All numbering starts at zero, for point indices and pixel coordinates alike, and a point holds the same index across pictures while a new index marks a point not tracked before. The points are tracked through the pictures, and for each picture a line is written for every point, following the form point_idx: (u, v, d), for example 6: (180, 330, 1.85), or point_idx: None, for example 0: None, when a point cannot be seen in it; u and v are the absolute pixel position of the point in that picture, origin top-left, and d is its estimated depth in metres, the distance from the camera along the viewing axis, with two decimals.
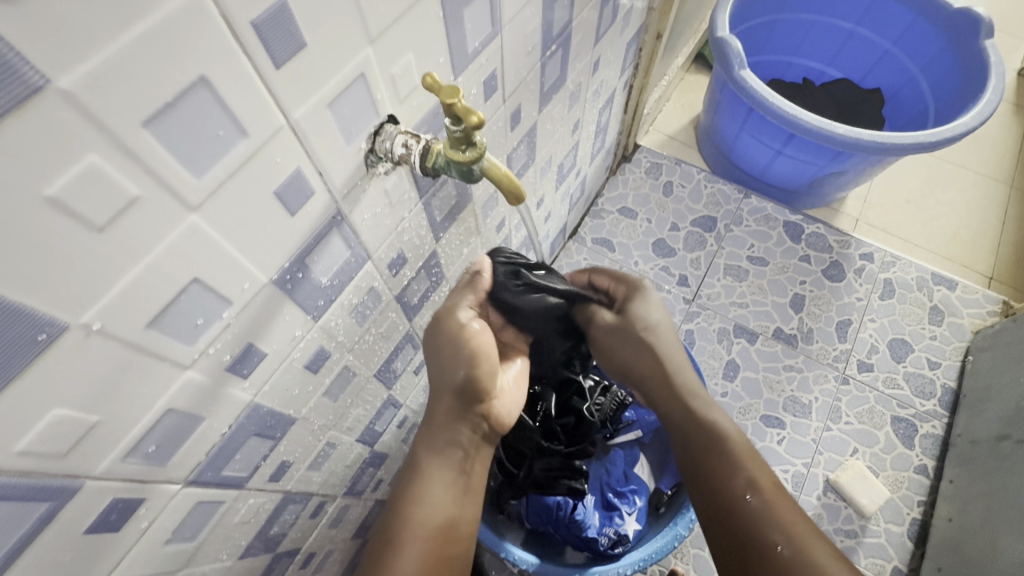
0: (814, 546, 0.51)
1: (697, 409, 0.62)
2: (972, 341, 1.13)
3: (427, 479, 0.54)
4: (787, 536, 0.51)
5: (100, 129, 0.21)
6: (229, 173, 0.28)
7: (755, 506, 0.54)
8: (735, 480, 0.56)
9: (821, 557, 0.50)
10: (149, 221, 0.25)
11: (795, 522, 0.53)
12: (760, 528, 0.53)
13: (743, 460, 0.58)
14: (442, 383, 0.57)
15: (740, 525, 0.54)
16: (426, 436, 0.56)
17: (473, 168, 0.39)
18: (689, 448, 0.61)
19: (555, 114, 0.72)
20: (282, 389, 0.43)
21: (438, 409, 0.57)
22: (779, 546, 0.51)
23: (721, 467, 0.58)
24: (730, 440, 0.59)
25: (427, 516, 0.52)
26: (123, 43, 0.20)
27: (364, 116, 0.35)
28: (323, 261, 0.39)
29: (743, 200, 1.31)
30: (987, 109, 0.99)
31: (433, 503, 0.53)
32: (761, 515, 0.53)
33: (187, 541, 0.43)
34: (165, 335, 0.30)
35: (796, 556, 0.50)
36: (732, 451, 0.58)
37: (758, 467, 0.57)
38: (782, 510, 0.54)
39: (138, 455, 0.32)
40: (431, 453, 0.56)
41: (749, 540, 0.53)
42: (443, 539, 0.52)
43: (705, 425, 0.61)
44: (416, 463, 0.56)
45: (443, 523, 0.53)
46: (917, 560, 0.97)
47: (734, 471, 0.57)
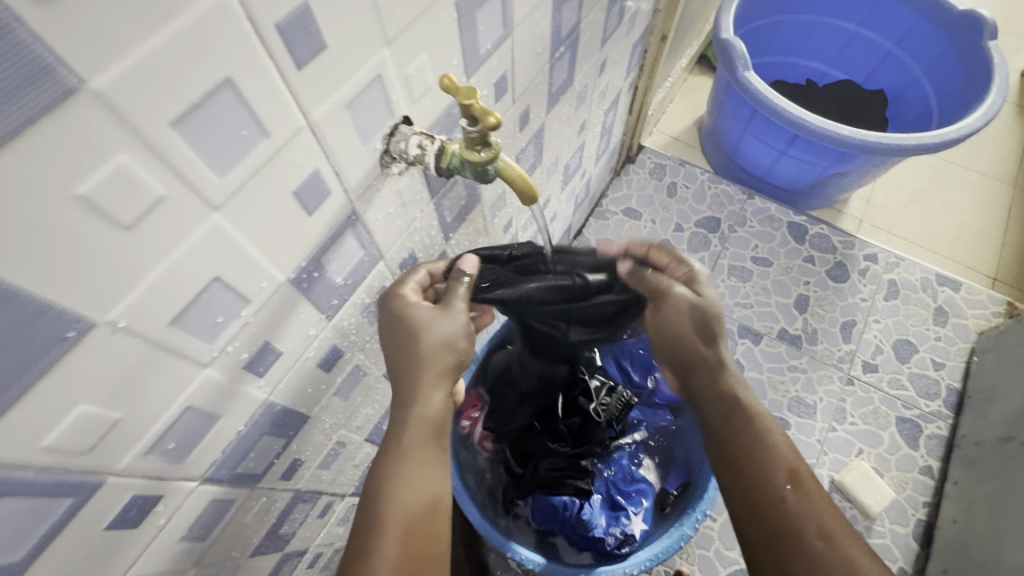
0: (851, 544, 0.49)
1: (736, 396, 0.58)
2: (976, 342, 1.14)
3: (406, 464, 0.45)
4: (824, 532, 0.49)
5: (129, 129, 0.22)
6: (250, 173, 0.28)
7: (790, 503, 0.51)
8: (773, 476, 0.53)
9: (857, 554, 0.48)
10: (173, 220, 0.25)
11: (833, 519, 0.50)
12: (798, 525, 0.50)
13: (781, 453, 0.54)
14: (419, 359, 0.46)
15: (777, 522, 0.51)
16: (401, 416, 0.47)
17: (487, 169, 0.39)
18: (720, 440, 0.58)
19: (562, 115, 0.72)
20: (295, 388, 0.44)
21: (416, 388, 0.46)
22: (817, 544, 0.49)
23: (756, 460, 0.55)
24: (768, 433, 0.56)
25: (408, 504, 0.45)
26: (152, 45, 0.21)
27: (379, 117, 0.36)
28: (337, 260, 0.40)
29: (747, 201, 1.31)
30: (991, 110, 0.99)
31: (413, 489, 0.45)
32: (797, 511, 0.51)
33: (201, 538, 0.43)
34: (186, 333, 0.30)
35: (833, 555, 0.48)
36: (769, 445, 0.55)
37: (795, 460, 0.54)
38: (819, 507, 0.51)
39: (158, 452, 0.33)
40: (411, 434, 0.46)
41: (785, 537, 0.50)
42: (426, 532, 0.44)
43: (743, 415, 0.57)
44: (393, 445, 0.46)
45: (427, 510, 0.45)
46: (922, 561, 0.97)
47: (773, 467, 0.54)
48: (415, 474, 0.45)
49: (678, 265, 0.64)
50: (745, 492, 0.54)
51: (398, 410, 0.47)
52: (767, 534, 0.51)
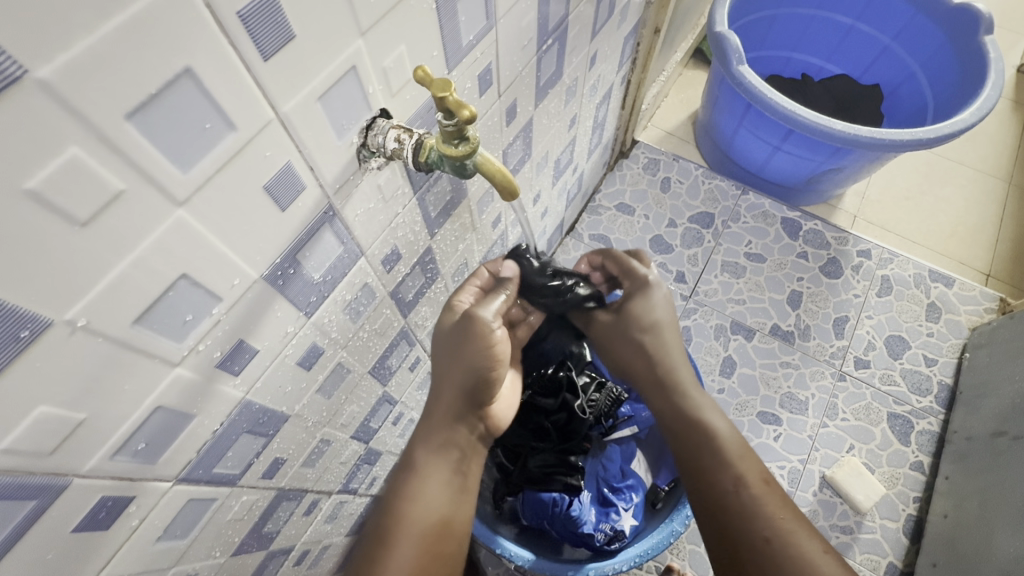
0: (806, 542, 0.50)
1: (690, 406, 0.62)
2: (969, 338, 1.13)
3: (421, 478, 0.51)
4: (777, 535, 0.51)
5: (81, 121, 0.21)
6: (216, 167, 0.27)
7: (742, 503, 0.54)
8: (722, 480, 0.56)
9: (810, 552, 0.49)
10: (134, 216, 0.25)
11: (786, 519, 0.52)
12: (748, 522, 0.53)
13: (732, 459, 0.57)
14: (443, 381, 0.53)
15: (729, 523, 0.54)
16: (425, 434, 0.53)
17: (466, 163, 0.38)
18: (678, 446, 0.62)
19: (552, 108, 0.71)
20: (274, 386, 0.43)
21: (438, 405, 0.53)
22: (772, 544, 0.50)
23: (710, 465, 0.58)
24: (720, 441, 0.59)
25: (421, 517, 0.49)
26: (102, 33, 0.20)
27: (355, 110, 0.35)
28: (315, 257, 0.39)
29: (741, 196, 1.30)
30: (986, 105, 0.99)
31: (426, 504, 0.50)
32: (753, 512, 0.53)
33: (179, 538, 0.42)
34: (153, 331, 0.29)
35: (783, 553, 0.50)
36: (724, 449, 0.58)
37: (749, 465, 0.57)
38: (772, 509, 0.53)
39: (127, 452, 0.32)
40: (428, 450, 0.52)
41: (737, 536, 0.53)
42: (437, 545, 0.48)
43: (696, 424, 0.60)
44: (414, 461, 0.52)
45: (439, 525, 0.49)
46: (911, 556, 0.97)
47: (726, 471, 0.56)
48: (430, 490, 0.50)
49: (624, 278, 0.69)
50: (701, 494, 0.57)
51: (420, 430, 0.54)
52: (723, 533, 0.54)
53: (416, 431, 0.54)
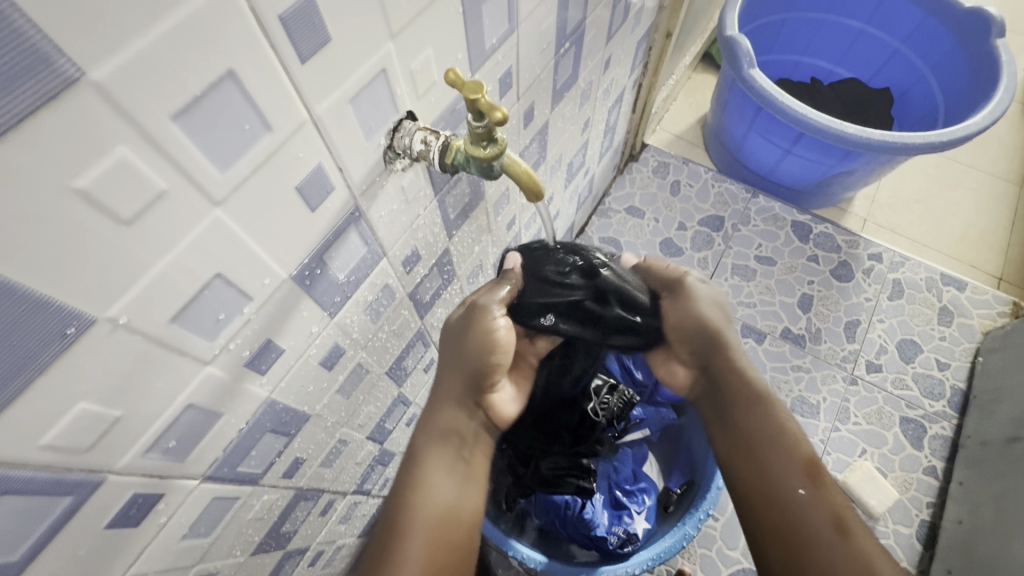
0: (867, 540, 0.49)
1: (757, 389, 0.59)
2: (982, 342, 1.13)
3: (430, 469, 0.51)
4: (840, 528, 0.49)
5: (130, 122, 0.21)
6: (252, 167, 0.28)
7: (807, 492, 0.51)
8: (791, 469, 0.53)
9: (874, 551, 0.48)
10: (174, 215, 0.25)
11: (846, 513, 0.50)
12: (812, 515, 0.50)
13: (800, 447, 0.54)
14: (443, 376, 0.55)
15: (791, 513, 0.51)
16: (427, 422, 0.54)
17: (493, 165, 0.38)
18: (739, 428, 0.58)
19: (567, 112, 0.72)
20: (298, 385, 0.43)
21: (438, 402, 0.55)
22: (833, 538, 0.49)
23: (777, 451, 0.54)
24: (788, 428, 0.56)
25: (428, 508, 0.48)
26: (153, 37, 0.20)
27: (384, 112, 0.35)
28: (340, 257, 0.39)
29: (751, 199, 1.30)
30: (999, 108, 0.98)
31: (432, 497, 0.49)
32: (814, 506, 0.51)
33: (202, 536, 0.43)
34: (187, 330, 0.29)
35: (850, 548, 0.48)
36: (786, 432, 0.56)
37: (813, 456, 0.54)
38: (835, 501, 0.51)
39: (158, 450, 0.32)
40: (432, 440, 0.53)
41: (798, 526, 0.50)
42: (446, 534, 0.48)
43: (760, 399, 0.58)
44: (418, 449, 0.52)
45: (446, 515, 0.49)
46: (926, 562, 0.96)
47: (791, 459, 0.54)
48: (436, 478, 0.51)
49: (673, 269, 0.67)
50: (759, 482, 0.54)
51: (421, 423, 0.54)
52: (782, 520, 0.51)
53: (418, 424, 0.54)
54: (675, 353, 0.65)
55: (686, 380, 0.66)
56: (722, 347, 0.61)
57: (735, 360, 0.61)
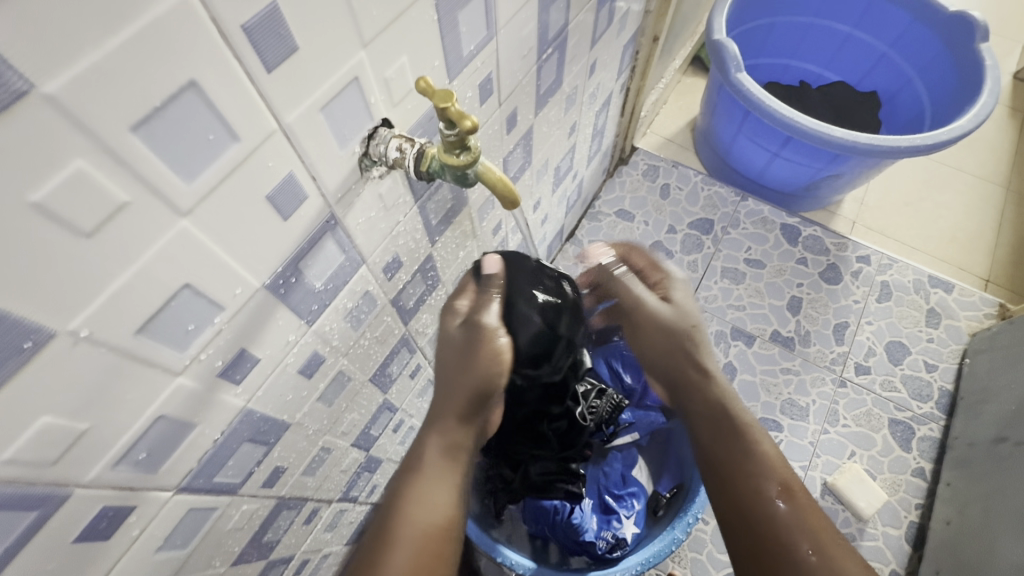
0: (845, 557, 0.50)
1: (729, 410, 0.60)
2: (969, 343, 1.14)
3: (429, 480, 0.51)
4: (817, 546, 0.50)
5: (87, 134, 0.21)
6: (220, 177, 0.27)
7: (784, 512, 0.52)
8: (766, 486, 0.54)
9: (851, 568, 0.49)
10: (137, 226, 0.25)
11: (824, 530, 0.51)
12: (790, 534, 0.51)
13: (773, 465, 0.56)
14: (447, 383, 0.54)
15: (766, 533, 0.52)
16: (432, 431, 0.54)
17: (467, 172, 0.38)
18: (713, 449, 0.59)
19: (552, 116, 0.72)
20: (276, 394, 0.43)
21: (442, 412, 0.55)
22: (810, 556, 0.50)
23: (751, 472, 0.56)
24: (763, 446, 0.57)
25: (426, 517, 0.49)
26: (109, 48, 0.20)
27: (358, 120, 0.35)
28: (316, 265, 0.39)
29: (740, 202, 1.31)
30: (984, 111, 0.99)
31: (430, 506, 0.49)
32: (791, 523, 0.52)
33: (179, 548, 0.42)
34: (155, 341, 0.29)
35: (827, 566, 0.48)
36: (760, 451, 0.57)
37: (789, 474, 0.55)
38: (814, 520, 0.52)
39: (129, 462, 0.32)
40: (435, 451, 0.53)
41: (775, 544, 0.51)
42: (438, 546, 0.48)
43: (733, 419, 0.59)
44: (419, 456, 0.53)
45: (439, 526, 0.49)
46: (914, 563, 0.97)
47: (766, 477, 0.55)
48: (433, 489, 0.51)
49: (654, 270, 0.68)
50: (737, 502, 0.55)
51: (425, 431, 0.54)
52: (757, 538, 0.53)
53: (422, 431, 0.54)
54: (652, 373, 0.67)
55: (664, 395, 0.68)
56: (692, 368, 0.62)
57: (707, 381, 0.62)
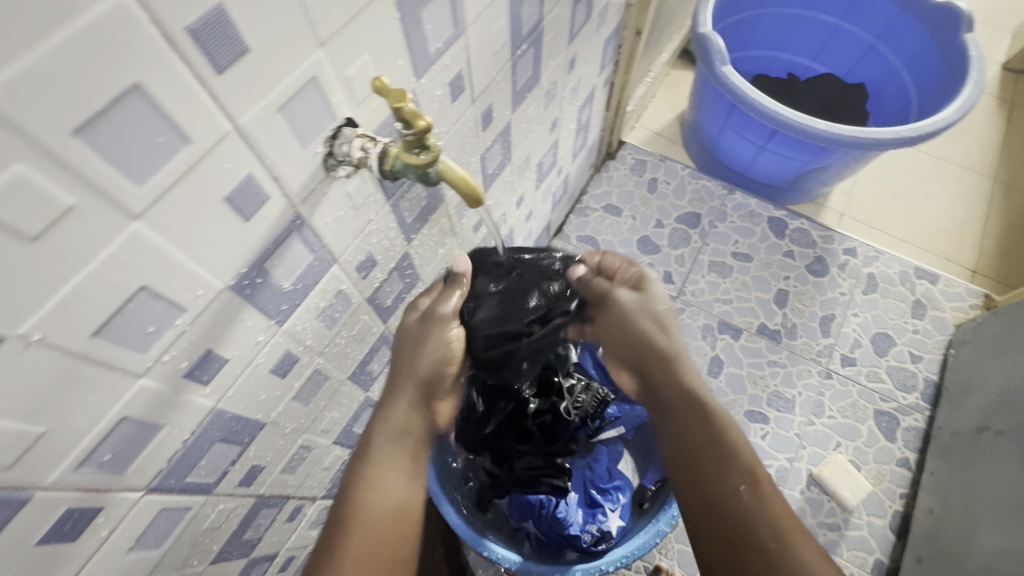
0: (805, 545, 0.49)
1: (696, 397, 0.59)
2: (954, 334, 1.14)
3: (383, 465, 0.51)
4: (778, 535, 0.50)
5: (26, 139, 0.21)
6: (172, 180, 0.27)
7: (747, 505, 0.52)
8: (729, 475, 0.54)
9: (811, 555, 0.48)
10: (85, 229, 0.25)
11: (787, 519, 0.51)
12: (747, 523, 0.51)
13: (740, 452, 0.55)
14: (399, 371, 0.55)
15: (724, 522, 0.52)
16: (382, 418, 0.53)
17: (429, 171, 0.38)
18: (676, 436, 0.59)
19: (531, 112, 0.72)
20: (247, 394, 0.43)
21: (394, 398, 0.54)
22: (769, 544, 0.49)
23: (710, 462, 0.55)
24: (729, 433, 0.57)
25: (379, 502, 0.49)
26: (43, 51, 0.20)
27: (319, 119, 0.35)
28: (283, 266, 0.39)
29: (727, 195, 1.31)
30: (967, 103, 0.99)
31: (383, 493, 0.50)
32: (754, 512, 0.51)
33: (152, 548, 0.42)
34: (114, 344, 0.29)
35: (786, 555, 0.48)
36: (728, 440, 0.56)
37: (752, 461, 0.55)
38: (774, 509, 0.51)
39: (92, 464, 0.32)
40: (386, 439, 0.53)
41: (734, 533, 0.51)
42: (394, 529, 0.49)
43: (700, 405, 0.59)
44: (368, 446, 0.52)
45: (390, 515, 0.49)
46: (898, 552, 0.98)
47: (731, 465, 0.54)
48: (384, 478, 0.51)
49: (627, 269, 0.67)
50: (703, 488, 0.55)
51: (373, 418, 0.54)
52: (719, 527, 0.52)
53: (371, 419, 0.54)
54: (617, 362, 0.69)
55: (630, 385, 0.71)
56: (654, 356, 0.63)
57: (674, 367, 0.61)
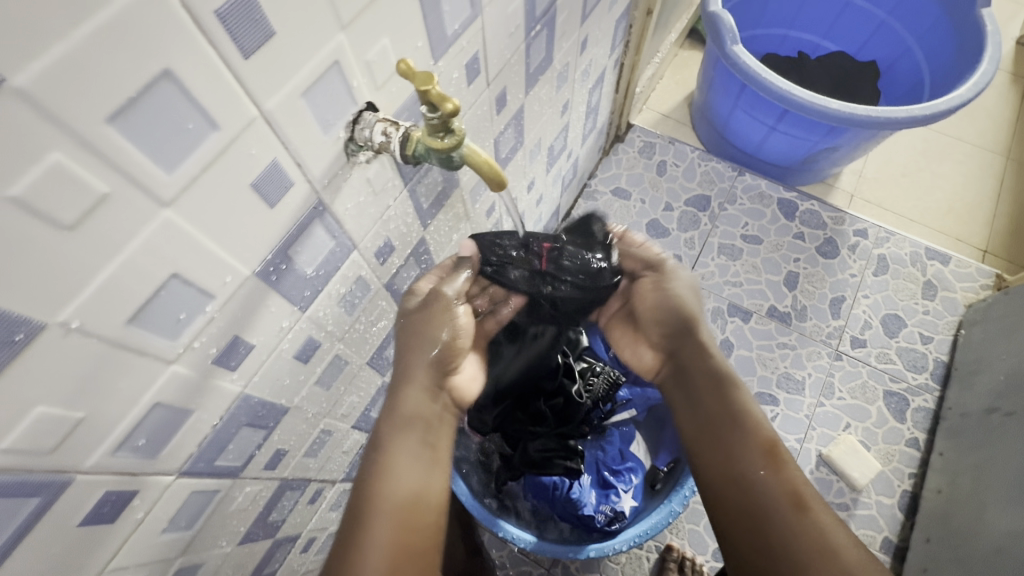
0: (823, 516, 0.50)
1: (721, 375, 0.60)
2: (964, 315, 1.14)
3: (395, 455, 0.50)
4: (795, 505, 0.51)
5: (62, 128, 0.21)
6: (201, 167, 0.27)
7: (763, 479, 0.52)
8: (750, 450, 0.54)
9: (830, 527, 0.49)
10: (119, 218, 0.25)
11: (806, 492, 0.52)
12: (771, 502, 0.51)
13: (761, 430, 0.55)
14: (410, 359, 0.55)
15: (750, 502, 0.52)
16: (397, 410, 0.53)
17: (453, 155, 0.38)
18: (704, 416, 0.59)
19: (543, 95, 0.71)
20: (272, 379, 0.44)
21: (405, 387, 0.54)
22: (789, 516, 0.50)
23: (734, 440, 0.55)
24: (749, 410, 0.57)
25: (394, 493, 0.48)
26: (77, 38, 0.20)
27: (341, 104, 0.35)
28: (306, 252, 0.39)
29: (737, 177, 1.30)
30: (984, 80, 0.98)
31: (397, 482, 0.49)
32: (774, 485, 0.52)
33: (183, 529, 0.43)
34: (146, 330, 0.30)
35: (805, 525, 0.49)
36: (750, 417, 0.56)
37: (770, 439, 0.55)
38: (795, 482, 0.52)
39: (128, 448, 0.33)
40: (402, 429, 0.52)
41: (759, 511, 0.51)
42: (412, 518, 0.48)
43: (722, 384, 0.59)
44: (380, 436, 0.52)
45: (412, 500, 0.49)
46: (906, 531, 0.99)
47: (751, 440, 0.55)
48: (403, 465, 0.50)
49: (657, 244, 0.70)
50: (722, 464, 0.55)
51: (387, 411, 0.54)
52: (744, 508, 0.52)
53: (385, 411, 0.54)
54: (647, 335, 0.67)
55: (652, 364, 0.68)
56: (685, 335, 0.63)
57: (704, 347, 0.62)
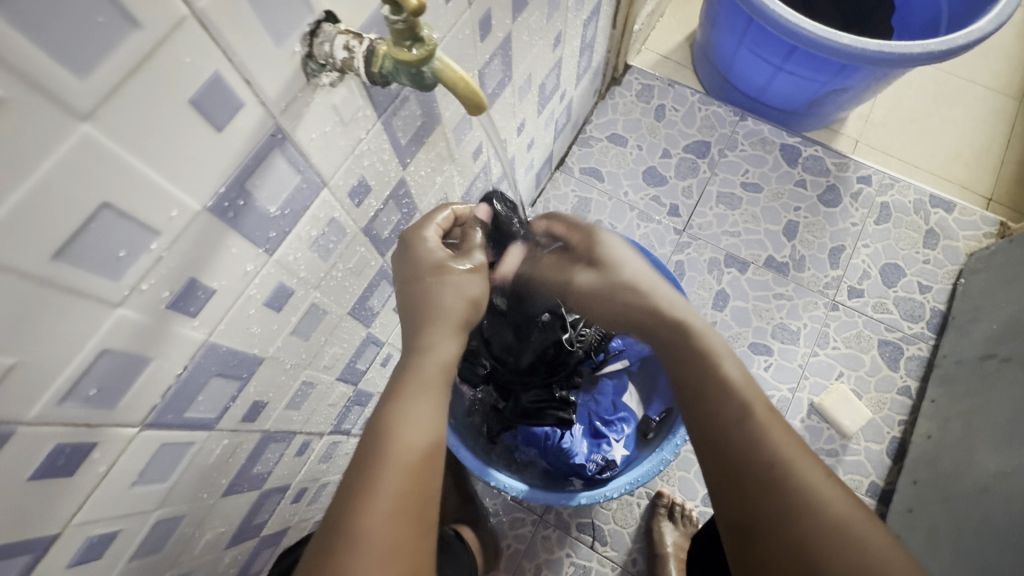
0: (809, 470, 0.47)
1: (696, 338, 0.57)
2: (965, 264, 1.12)
3: (411, 403, 0.47)
4: (779, 461, 0.48)
5: None
6: (123, 73, 0.24)
7: (746, 432, 0.50)
8: (727, 409, 0.51)
9: (815, 481, 0.47)
10: (23, 130, 0.21)
11: (789, 448, 0.48)
12: (748, 461, 0.49)
13: (737, 388, 0.52)
14: (436, 307, 0.51)
15: (735, 463, 0.49)
16: (408, 364, 0.50)
17: (423, 71, 0.34)
18: (681, 384, 0.56)
19: (533, 23, 0.65)
20: (241, 327, 0.41)
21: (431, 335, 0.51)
22: (771, 473, 0.47)
23: (712, 402, 0.53)
24: (721, 369, 0.54)
25: (406, 442, 0.45)
26: None
27: (294, 11, 0.30)
28: (268, 186, 0.35)
29: (738, 122, 1.24)
30: (1006, 12, 0.91)
31: (412, 431, 0.46)
32: (755, 440, 0.49)
33: (157, 482, 0.42)
34: (79, 267, 0.26)
35: (788, 479, 0.47)
36: (724, 376, 0.53)
37: (752, 393, 0.52)
38: (776, 437, 0.49)
39: (78, 398, 0.30)
40: (417, 378, 0.49)
41: (739, 471, 0.49)
42: (423, 469, 0.45)
43: (697, 348, 0.56)
44: (398, 385, 0.49)
45: (426, 453, 0.45)
46: (893, 475, 1.00)
47: (729, 399, 0.52)
48: (419, 417, 0.47)
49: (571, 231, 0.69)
50: (704, 428, 0.52)
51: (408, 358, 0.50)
52: (722, 467, 0.50)
53: (407, 357, 0.51)
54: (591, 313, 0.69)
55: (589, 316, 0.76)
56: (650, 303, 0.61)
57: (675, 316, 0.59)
